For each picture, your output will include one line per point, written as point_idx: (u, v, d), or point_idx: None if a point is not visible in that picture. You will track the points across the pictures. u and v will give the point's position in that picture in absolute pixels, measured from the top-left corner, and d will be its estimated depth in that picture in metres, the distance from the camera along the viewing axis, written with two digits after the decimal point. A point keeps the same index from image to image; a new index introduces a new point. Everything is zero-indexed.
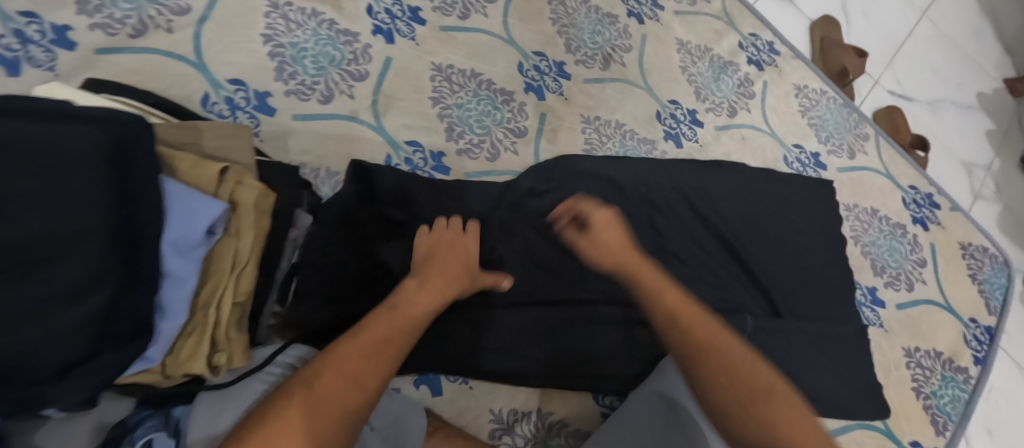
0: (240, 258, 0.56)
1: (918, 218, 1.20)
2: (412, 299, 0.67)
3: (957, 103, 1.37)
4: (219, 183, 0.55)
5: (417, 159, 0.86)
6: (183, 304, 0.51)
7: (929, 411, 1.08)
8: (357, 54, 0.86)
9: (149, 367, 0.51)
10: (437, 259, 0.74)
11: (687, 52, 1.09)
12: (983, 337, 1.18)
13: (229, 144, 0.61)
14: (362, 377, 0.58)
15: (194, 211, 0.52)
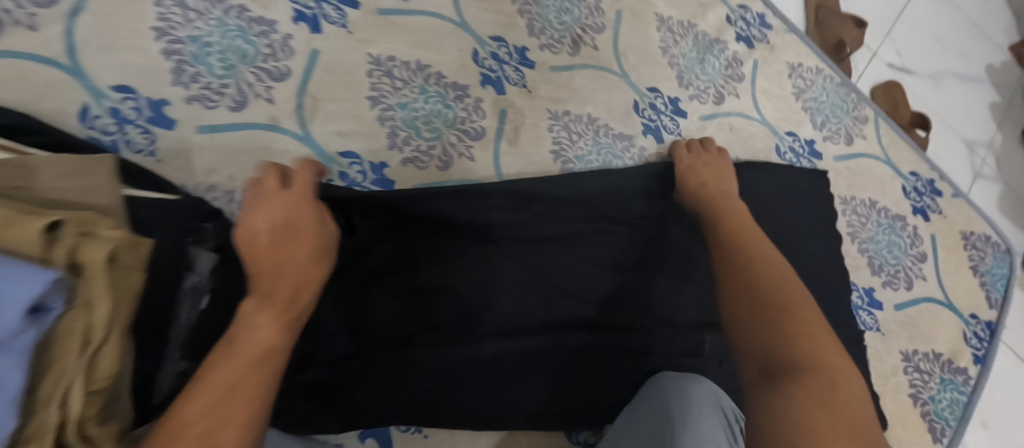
0: (92, 336, 0.43)
1: (918, 207, 1.04)
2: (253, 324, 0.51)
3: (959, 75, 1.23)
4: (52, 243, 0.42)
5: (354, 173, 0.74)
6: (9, 410, 0.38)
7: (928, 418, 0.94)
8: (275, 47, 0.72)
9: None
10: (273, 253, 0.57)
11: (668, 30, 0.96)
12: (984, 334, 1.03)
13: (80, 185, 0.49)
14: (213, 438, 0.43)
15: (4, 286, 0.38)
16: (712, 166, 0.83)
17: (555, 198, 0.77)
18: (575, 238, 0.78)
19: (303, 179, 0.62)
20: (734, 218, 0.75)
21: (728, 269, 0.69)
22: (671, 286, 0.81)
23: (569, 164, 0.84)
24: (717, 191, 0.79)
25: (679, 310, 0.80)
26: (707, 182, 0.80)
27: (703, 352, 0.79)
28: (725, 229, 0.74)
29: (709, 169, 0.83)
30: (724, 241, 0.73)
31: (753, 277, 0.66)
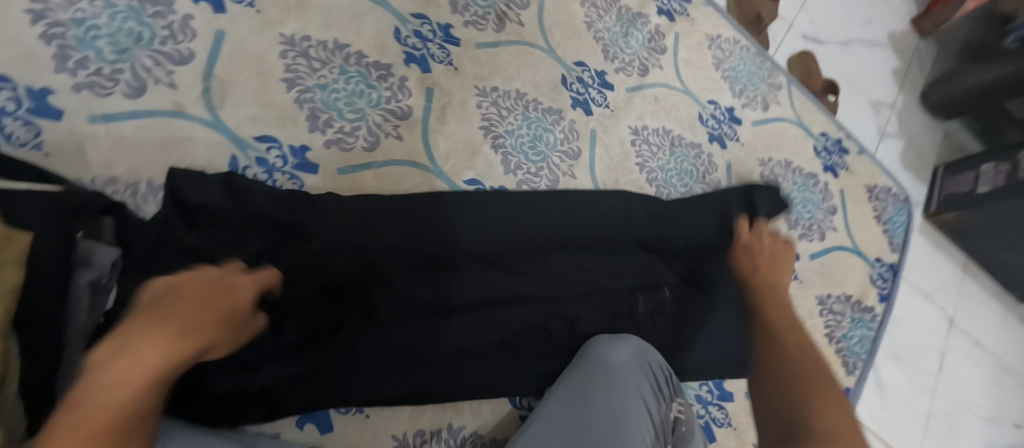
0: None
1: (828, 165, 1.09)
2: (112, 372, 0.45)
3: (865, 42, 1.29)
4: None
5: (272, 158, 0.69)
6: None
7: (841, 354, 1.02)
8: (175, 28, 0.67)
9: None
10: (177, 300, 0.53)
11: (591, 6, 0.96)
12: (887, 275, 1.09)
13: None
14: None
15: None
16: (766, 256, 0.85)
17: (489, 194, 0.77)
18: (510, 218, 0.75)
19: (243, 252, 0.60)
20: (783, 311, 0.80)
21: (769, 348, 0.76)
22: (612, 254, 0.79)
23: (499, 140, 0.83)
24: (772, 287, 0.82)
25: (617, 275, 0.79)
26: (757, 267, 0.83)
27: (636, 312, 0.79)
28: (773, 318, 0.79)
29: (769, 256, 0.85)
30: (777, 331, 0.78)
31: (789, 361, 0.73)
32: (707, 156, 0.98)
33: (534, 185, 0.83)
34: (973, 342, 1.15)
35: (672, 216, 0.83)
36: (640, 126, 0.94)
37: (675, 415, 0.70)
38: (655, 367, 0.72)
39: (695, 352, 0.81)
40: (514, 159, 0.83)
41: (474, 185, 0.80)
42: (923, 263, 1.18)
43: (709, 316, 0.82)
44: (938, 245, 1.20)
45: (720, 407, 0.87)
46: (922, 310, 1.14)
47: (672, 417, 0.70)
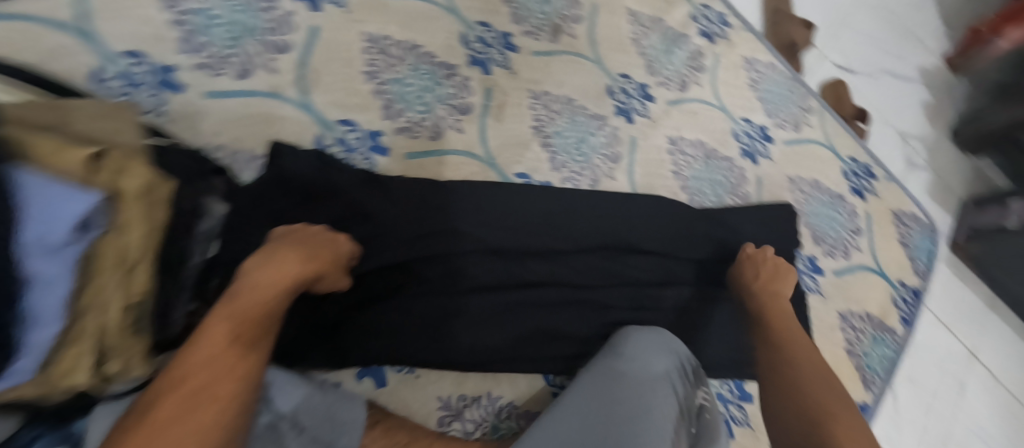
0: (127, 256, 0.48)
1: (856, 188, 1.15)
2: (253, 283, 0.56)
3: (896, 74, 1.33)
4: (98, 169, 0.46)
5: (351, 139, 0.79)
6: (57, 313, 0.43)
7: (861, 371, 1.06)
8: (278, 22, 0.77)
9: (20, 381, 0.43)
10: (300, 238, 0.62)
11: (639, 24, 1.04)
12: (911, 299, 1.14)
13: (106, 124, 0.53)
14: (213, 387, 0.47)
15: (56, 201, 0.42)
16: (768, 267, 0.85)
17: (543, 188, 0.82)
18: (558, 211, 0.82)
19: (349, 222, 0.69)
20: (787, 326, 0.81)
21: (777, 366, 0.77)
22: (647, 256, 0.85)
23: (548, 139, 0.91)
24: (777, 299, 0.83)
25: (648, 273, 0.84)
26: (758, 276, 0.84)
27: (662, 305, 0.85)
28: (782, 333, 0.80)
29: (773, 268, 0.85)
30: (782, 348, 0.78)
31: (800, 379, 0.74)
32: (739, 170, 1.04)
33: (577, 183, 0.91)
34: (991, 375, 1.18)
35: (703, 222, 0.89)
36: (677, 137, 1.01)
37: (701, 402, 0.74)
38: (682, 357, 0.77)
39: (713, 347, 0.88)
40: (560, 158, 0.91)
41: (523, 178, 0.88)
42: (944, 292, 1.21)
43: (727, 317, 0.89)
44: (961, 276, 1.23)
45: (740, 407, 0.92)
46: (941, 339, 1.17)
47: (698, 403, 0.74)
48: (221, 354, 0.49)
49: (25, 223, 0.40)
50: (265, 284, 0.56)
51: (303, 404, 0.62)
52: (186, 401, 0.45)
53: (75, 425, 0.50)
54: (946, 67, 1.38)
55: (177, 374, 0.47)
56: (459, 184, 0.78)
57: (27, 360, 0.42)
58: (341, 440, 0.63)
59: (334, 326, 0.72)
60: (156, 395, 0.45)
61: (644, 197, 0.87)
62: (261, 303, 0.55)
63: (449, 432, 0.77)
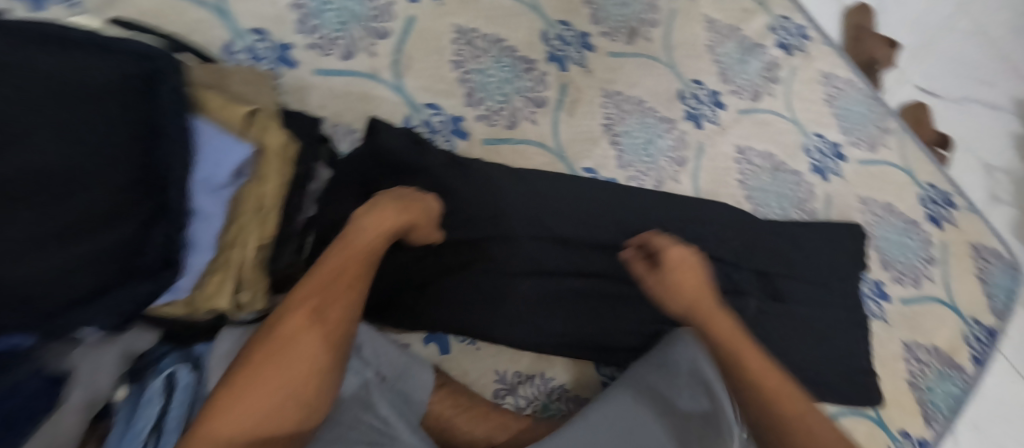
0: (263, 203, 0.60)
1: (933, 216, 1.09)
2: (359, 229, 0.60)
3: (984, 103, 1.27)
4: (249, 126, 0.58)
5: (436, 122, 0.87)
6: (210, 241, 0.56)
7: (922, 404, 1.00)
8: (381, 10, 0.85)
9: (176, 298, 0.56)
10: (400, 194, 0.65)
11: (715, 31, 1.05)
12: (984, 338, 1.07)
13: (253, 91, 0.65)
14: (323, 324, 0.55)
15: (222, 151, 0.54)
16: (686, 274, 0.69)
17: (611, 184, 0.86)
18: (626, 208, 0.84)
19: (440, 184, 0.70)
20: (749, 361, 0.62)
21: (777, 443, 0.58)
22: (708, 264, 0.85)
23: (617, 138, 0.95)
24: (704, 307, 0.67)
25: (707, 277, 0.85)
26: (695, 300, 0.67)
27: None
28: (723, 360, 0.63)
29: (686, 272, 0.69)
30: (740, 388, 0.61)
31: None
32: (807, 185, 1.04)
33: (640, 182, 0.95)
34: None
35: (769, 235, 0.89)
36: (745, 146, 1.02)
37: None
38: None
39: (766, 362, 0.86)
40: (627, 157, 0.95)
41: (590, 172, 0.93)
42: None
43: (788, 333, 0.87)
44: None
45: None
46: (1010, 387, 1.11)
47: None
48: (327, 290, 0.56)
49: (199, 165, 0.54)
50: (370, 231, 0.60)
51: (383, 355, 0.70)
52: (301, 327, 0.54)
53: (197, 346, 0.60)
54: None
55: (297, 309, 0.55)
56: (533, 173, 0.83)
57: (187, 277, 0.55)
58: (416, 392, 0.71)
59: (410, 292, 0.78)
60: (277, 321, 0.54)
61: (707, 204, 0.89)
62: (367, 249, 0.60)
63: (502, 405, 0.82)
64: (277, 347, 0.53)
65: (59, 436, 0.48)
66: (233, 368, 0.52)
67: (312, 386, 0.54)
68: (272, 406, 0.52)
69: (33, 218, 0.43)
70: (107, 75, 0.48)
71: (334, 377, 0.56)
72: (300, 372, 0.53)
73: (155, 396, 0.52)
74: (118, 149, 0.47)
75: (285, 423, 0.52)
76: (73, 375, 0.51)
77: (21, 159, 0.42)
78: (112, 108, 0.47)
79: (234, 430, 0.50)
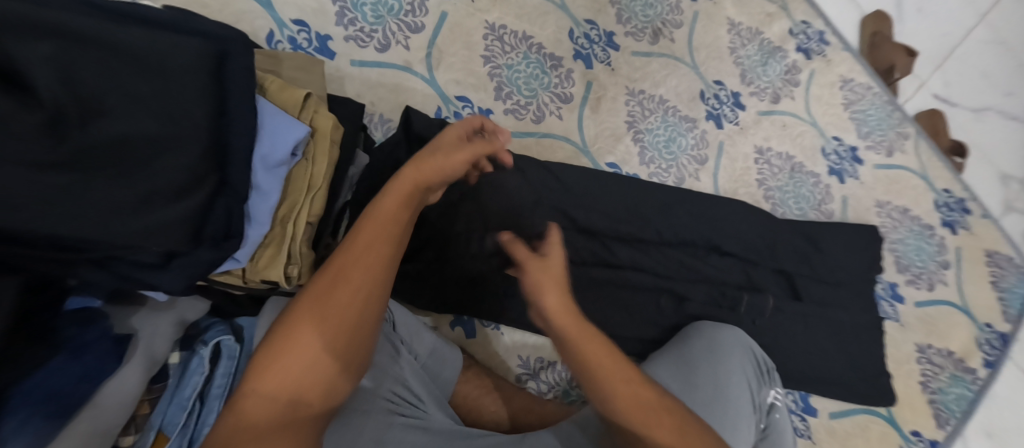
0: (314, 181, 0.63)
1: (947, 220, 1.10)
2: (385, 190, 0.59)
3: (1005, 113, 1.27)
4: (302, 108, 0.62)
5: (466, 114, 0.90)
6: (266, 215, 0.59)
7: (934, 405, 1.01)
8: (415, 6, 0.89)
9: (236, 268, 0.59)
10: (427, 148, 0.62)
11: (736, 34, 1.07)
12: (997, 343, 1.07)
13: (305, 76, 0.69)
14: (347, 283, 0.56)
15: (282, 131, 0.59)
16: (553, 273, 0.61)
17: (633, 179, 0.88)
18: (650, 204, 0.87)
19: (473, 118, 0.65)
20: (590, 346, 0.59)
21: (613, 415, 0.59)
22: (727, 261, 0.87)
23: (640, 135, 0.98)
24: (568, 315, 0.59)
25: (725, 271, 0.87)
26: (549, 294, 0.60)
27: (740, 308, 0.86)
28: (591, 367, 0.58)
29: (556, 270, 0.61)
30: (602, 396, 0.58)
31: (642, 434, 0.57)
32: (825, 187, 1.06)
33: (661, 178, 0.98)
34: None
35: (788, 233, 0.91)
36: (765, 147, 1.05)
37: (771, 401, 0.81)
38: (757, 353, 0.81)
39: (780, 356, 0.89)
40: (650, 153, 0.98)
41: (613, 168, 0.96)
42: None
43: (803, 330, 0.88)
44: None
45: (802, 418, 0.95)
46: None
47: (769, 401, 0.81)
48: (350, 248, 0.57)
49: (261, 141, 0.58)
50: (392, 190, 0.59)
51: (415, 337, 0.73)
52: (325, 287, 0.55)
53: (240, 319, 0.66)
54: None
55: (326, 273, 0.56)
56: (559, 166, 0.85)
57: (246, 249, 0.59)
58: (445, 372, 0.74)
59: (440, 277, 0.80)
60: (308, 285, 0.56)
61: (730, 201, 0.91)
62: (392, 205, 0.59)
63: (525, 388, 0.84)
64: (305, 309, 0.55)
65: (125, 390, 0.57)
66: (271, 331, 0.55)
67: (341, 344, 0.55)
68: (303, 366, 0.53)
69: (115, 185, 0.48)
70: (192, 57, 0.52)
71: (364, 337, 0.57)
72: (328, 331, 0.54)
73: (203, 363, 0.60)
74: (191, 126, 0.51)
75: (316, 382, 0.53)
76: (136, 337, 0.60)
77: (103, 130, 0.47)
78: (188, 88, 0.51)
79: (269, 389, 0.52)
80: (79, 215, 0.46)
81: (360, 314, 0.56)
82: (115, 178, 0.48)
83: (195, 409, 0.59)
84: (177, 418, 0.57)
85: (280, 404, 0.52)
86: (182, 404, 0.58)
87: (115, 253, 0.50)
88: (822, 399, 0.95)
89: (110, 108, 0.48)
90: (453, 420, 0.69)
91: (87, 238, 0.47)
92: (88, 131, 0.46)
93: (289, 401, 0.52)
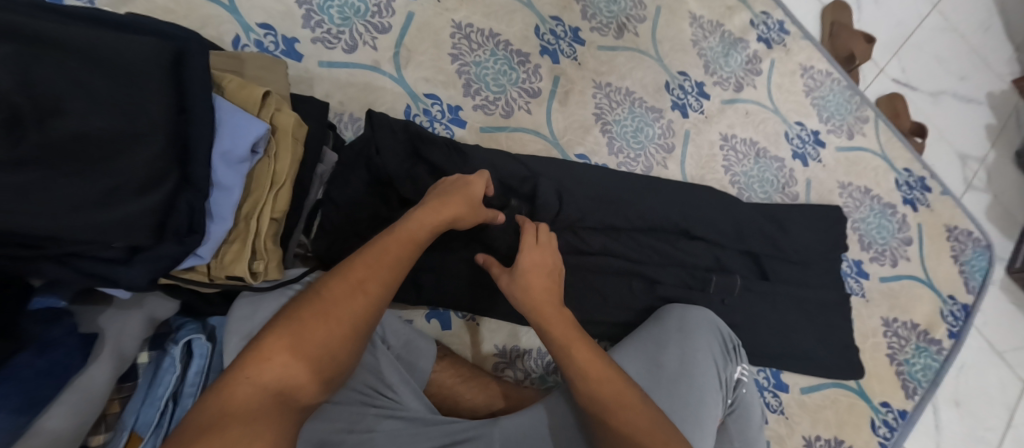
0: (277, 178, 0.64)
1: (908, 199, 1.14)
2: (406, 220, 0.65)
3: (959, 96, 1.32)
4: (262, 106, 0.63)
5: (435, 111, 0.91)
6: (229, 211, 0.59)
7: (900, 376, 1.04)
8: (381, 7, 0.91)
9: (199, 264, 0.59)
10: (451, 188, 0.70)
11: (699, 26, 1.11)
12: (960, 314, 1.11)
13: (267, 75, 0.70)
14: (359, 299, 0.59)
15: (242, 127, 0.59)
16: (536, 280, 0.70)
17: (600, 168, 0.91)
18: (620, 193, 0.89)
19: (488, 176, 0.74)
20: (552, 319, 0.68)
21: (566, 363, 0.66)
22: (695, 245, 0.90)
23: (608, 126, 1.00)
24: (549, 307, 0.69)
25: (695, 255, 0.90)
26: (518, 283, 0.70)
27: (709, 288, 0.89)
28: (558, 342, 0.67)
29: (536, 277, 0.70)
30: (564, 365, 0.67)
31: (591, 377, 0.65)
32: (789, 170, 1.09)
33: (630, 168, 0.99)
34: None
35: (755, 216, 0.93)
36: (730, 134, 1.07)
37: (738, 377, 0.83)
38: (723, 331, 0.83)
39: (751, 335, 0.91)
40: (618, 143, 1.00)
41: (582, 158, 0.97)
42: (998, 317, 1.20)
43: (771, 308, 0.91)
44: (1015, 302, 1.22)
45: (775, 395, 0.97)
46: (987, 363, 1.16)
47: (736, 378, 0.83)
48: (371, 265, 0.61)
49: (220, 138, 0.58)
50: (415, 220, 0.65)
51: (389, 327, 0.73)
52: (342, 293, 0.58)
53: (212, 319, 0.67)
54: (1014, 90, 1.36)
55: (337, 281, 0.59)
56: (530, 163, 0.87)
57: (208, 245, 0.59)
58: (420, 362, 0.76)
59: (416, 271, 0.81)
60: (321, 287, 0.59)
61: (697, 186, 0.94)
62: (411, 235, 0.64)
63: (502, 377, 0.85)
64: (312, 310, 0.57)
65: (91, 389, 0.55)
66: (278, 324, 0.57)
67: (342, 352, 0.58)
68: (303, 363, 0.55)
69: (76, 182, 0.49)
70: (149, 56, 0.53)
71: (360, 348, 0.59)
72: (336, 336, 0.57)
73: (174, 363, 0.61)
74: (149, 123, 0.52)
75: (310, 382, 0.56)
76: (102, 337, 0.58)
77: (63, 127, 0.48)
78: (148, 84, 0.52)
79: (265, 376, 0.54)
80: (44, 212, 0.48)
81: (365, 331, 0.59)
82: (78, 175, 0.49)
83: (169, 409, 0.59)
84: (150, 418, 0.58)
85: (269, 394, 0.53)
86: (155, 404, 0.59)
87: (81, 249, 0.51)
88: (794, 374, 0.98)
89: (69, 106, 0.48)
90: (429, 409, 0.71)
91: (51, 233, 0.48)
92: (49, 130, 0.47)
93: (279, 394, 0.54)
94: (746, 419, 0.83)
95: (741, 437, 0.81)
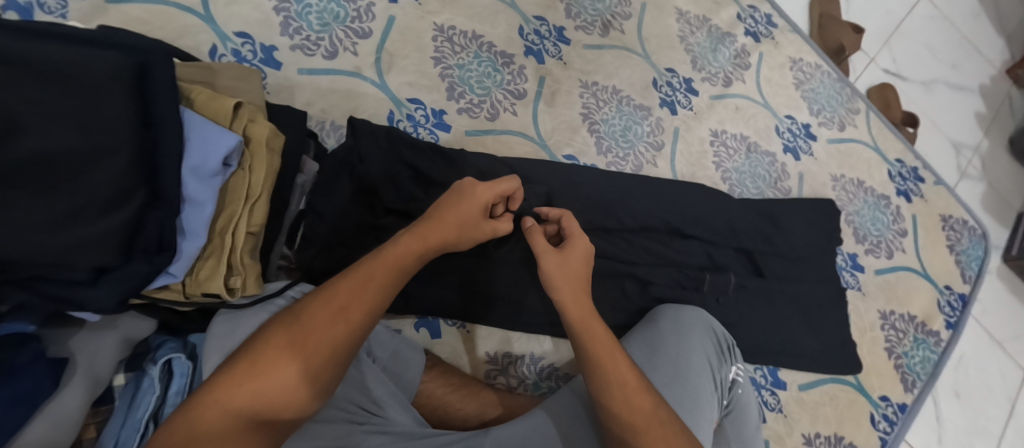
0: (252, 190, 0.62)
1: (901, 190, 1.13)
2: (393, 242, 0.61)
3: (951, 84, 1.32)
4: (234, 118, 0.61)
5: (418, 116, 0.90)
6: (203, 226, 0.58)
7: (899, 369, 1.03)
8: (361, 12, 0.90)
9: (171, 282, 0.58)
10: (444, 202, 0.64)
11: (686, 22, 1.09)
12: (957, 304, 1.10)
13: (241, 85, 0.69)
14: (339, 325, 0.57)
15: (212, 141, 0.58)
16: (571, 270, 0.66)
17: (590, 169, 0.89)
18: (610, 197, 0.87)
19: (501, 184, 0.64)
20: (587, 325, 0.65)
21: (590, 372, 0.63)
22: (688, 243, 0.88)
23: (595, 126, 0.99)
24: (579, 305, 0.65)
25: (687, 254, 0.88)
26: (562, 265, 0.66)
27: (703, 288, 0.88)
28: (586, 345, 0.64)
29: (572, 266, 0.67)
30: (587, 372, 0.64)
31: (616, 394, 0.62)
32: (780, 165, 1.07)
33: (619, 167, 0.98)
34: None
35: (747, 213, 0.92)
36: (720, 130, 1.06)
37: (733, 377, 0.82)
38: (718, 332, 0.82)
39: (747, 334, 0.90)
40: (606, 143, 0.98)
41: (570, 159, 0.96)
42: (996, 306, 1.19)
43: (765, 305, 0.90)
44: (1013, 289, 1.21)
45: (773, 393, 0.95)
46: (986, 353, 1.15)
47: (731, 378, 0.82)
48: (354, 288, 0.58)
49: (189, 153, 0.57)
50: (403, 245, 0.61)
51: (375, 339, 0.72)
52: (322, 318, 0.57)
53: (192, 336, 0.65)
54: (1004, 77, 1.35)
55: (319, 303, 0.57)
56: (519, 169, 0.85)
57: (180, 262, 0.57)
58: (408, 372, 0.74)
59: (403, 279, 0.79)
60: (303, 310, 0.57)
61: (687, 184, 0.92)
62: (397, 258, 0.60)
63: (495, 385, 0.84)
64: (291, 332, 0.56)
65: (63, 415, 0.54)
66: (256, 345, 0.56)
67: (321, 378, 0.56)
68: (279, 390, 0.54)
69: (33, 204, 0.48)
70: (110, 70, 0.51)
71: (341, 371, 0.58)
72: (314, 362, 0.56)
73: (154, 383, 0.59)
74: (112, 140, 0.51)
75: (286, 407, 0.55)
76: (73, 361, 0.57)
77: (19, 147, 0.47)
78: (109, 101, 0.51)
79: (237, 401, 0.53)
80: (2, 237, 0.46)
81: (346, 355, 0.57)
82: (36, 197, 0.48)
83: (150, 430, 0.58)
84: (131, 441, 0.57)
85: (242, 419, 0.52)
86: (135, 426, 0.57)
87: (43, 272, 0.50)
88: (791, 371, 0.96)
89: (26, 125, 0.47)
90: (416, 422, 0.70)
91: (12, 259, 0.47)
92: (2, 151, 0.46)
93: (254, 419, 0.53)
94: (743, 422, 0.81)
95: (736, 437, 0.80)
